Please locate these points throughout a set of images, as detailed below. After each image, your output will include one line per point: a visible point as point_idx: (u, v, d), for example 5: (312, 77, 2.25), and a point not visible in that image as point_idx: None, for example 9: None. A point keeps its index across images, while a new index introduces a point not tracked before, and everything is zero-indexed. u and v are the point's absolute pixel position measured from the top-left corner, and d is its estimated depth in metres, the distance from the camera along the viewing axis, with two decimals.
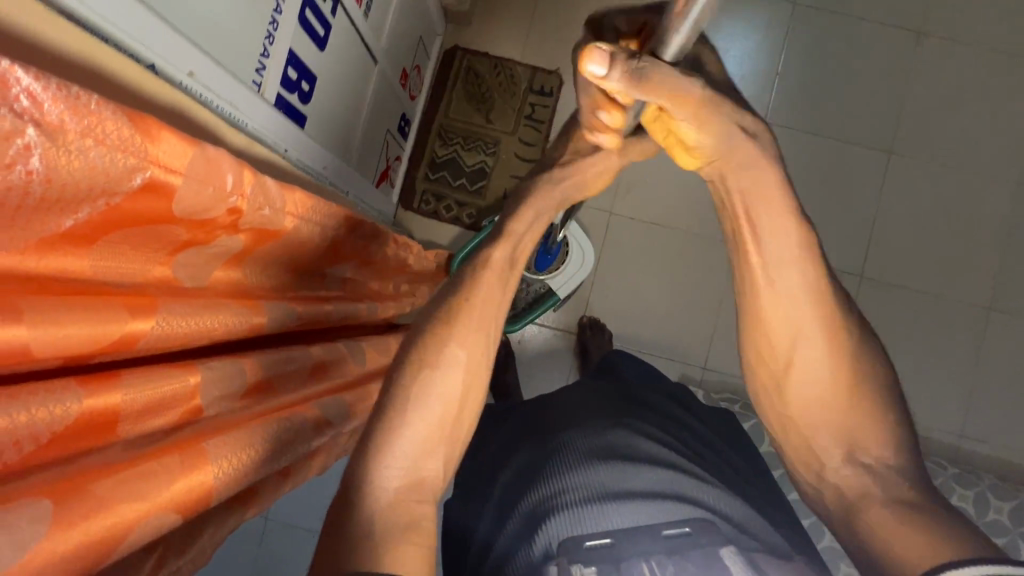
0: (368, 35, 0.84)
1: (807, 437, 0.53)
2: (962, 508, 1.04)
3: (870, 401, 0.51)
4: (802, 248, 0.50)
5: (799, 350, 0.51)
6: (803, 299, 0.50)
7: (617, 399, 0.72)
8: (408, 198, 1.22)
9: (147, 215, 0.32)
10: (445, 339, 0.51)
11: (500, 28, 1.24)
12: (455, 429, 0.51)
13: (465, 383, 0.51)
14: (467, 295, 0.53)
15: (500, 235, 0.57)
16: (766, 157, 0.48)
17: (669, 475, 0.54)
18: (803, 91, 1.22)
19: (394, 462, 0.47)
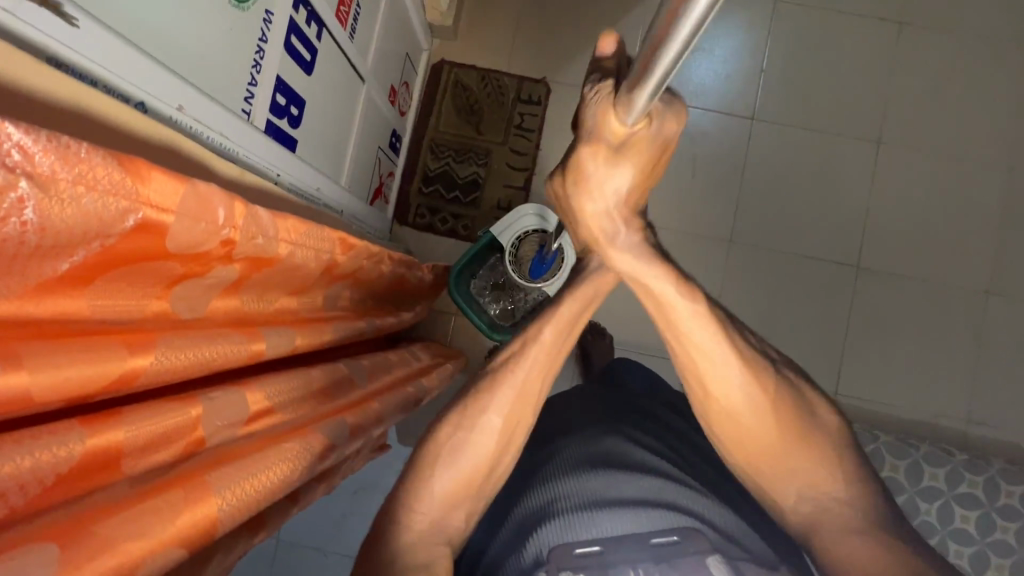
0: (354, 55, 0.85)
1: (758, 480, 0.54)
2: (974, 494, 1.03)
3: (812, 439, 0.52)
4: (698, 312, 0.52)
5: (724, 406, 0.53)
6: (716, 358, 0.52)
7: (618, 410, 0.72)
8: (403, 213, 1.23)
9: (141, 253, 0.32)
10: (485, 407, 0.53)
11: (486, 40, 1.25)
12: (483, 483, 0.52)
13: (497, 445, 0.53)
14: (513, 367, 0.54)
15: (552, 306, 0.57)
16: (627, 248, 0.54)
17: (660, 485, 0.54)
18: (790, 87, 1.22)
19: (421, 510, 0.49)
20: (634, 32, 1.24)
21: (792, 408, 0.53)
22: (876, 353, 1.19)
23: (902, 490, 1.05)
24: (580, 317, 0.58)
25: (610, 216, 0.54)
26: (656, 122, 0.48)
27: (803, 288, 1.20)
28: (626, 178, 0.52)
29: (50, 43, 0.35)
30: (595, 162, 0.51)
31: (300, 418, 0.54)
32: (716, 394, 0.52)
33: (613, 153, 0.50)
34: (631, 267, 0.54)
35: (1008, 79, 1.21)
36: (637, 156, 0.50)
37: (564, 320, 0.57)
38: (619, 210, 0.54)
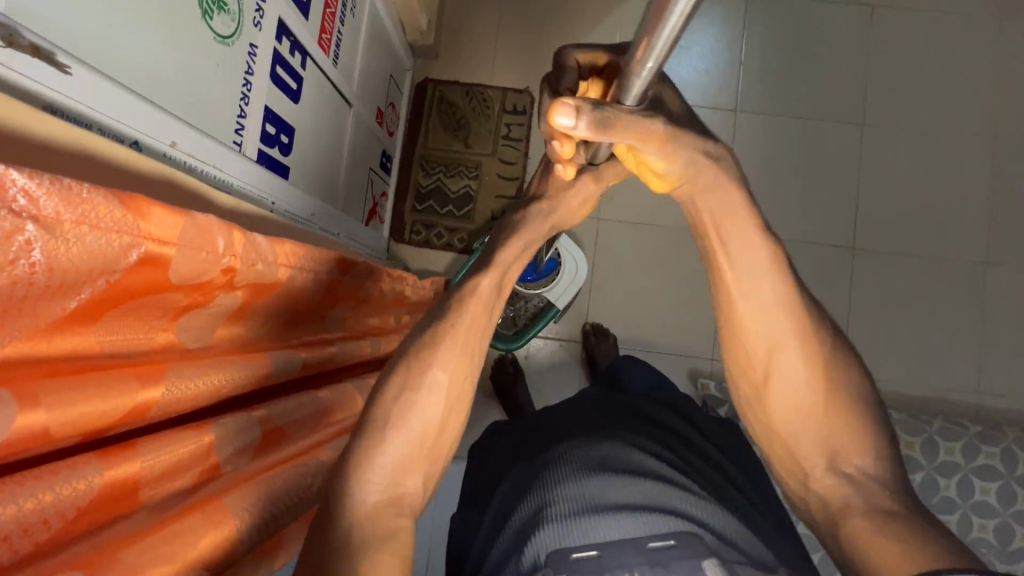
0: (339, 80, 0.87)
1: (790, 444, 0.53)
2: (991, 466, 1.03)
3: (858, 417, 0.51)
4: (775, 271, 0.51)
5: (784, 362, 0.51)
6: (784, 316, 0.51)
7: (620, 414, 0.72)
8: (398, 231, 1.24)
9: (146, 286, 0.33)
10: (430, 362, 0.52)
11: (467, 56, 1.27)
12: (435, 448, 0.51)
13: (447, 402, 0.52)
14: (453, 321, 0.54)
15: (489, 258, 0.59)
16: (728, 180, 0.51)
17: (658, 489, 0.55)
18: (770, 77, 1.24)
19: (375, 480, 0.48)
20: (612, 36, 1.26)
21: (848, 383, 0.52)
22: (880, 332, 1.19)
23: (920, 468, 1.04)
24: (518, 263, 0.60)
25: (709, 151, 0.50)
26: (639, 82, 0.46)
27: (801, 273, 1.20)
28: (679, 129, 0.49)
29: (42, 86, 0.36)
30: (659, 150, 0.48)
31: (309, 438, 0.55)
32: (772, 350, 0.52)
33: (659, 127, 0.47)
34: (721, 212, 0.51)
35: (984, 52, 1.23)
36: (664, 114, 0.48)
37: (501, 271, 0.58)
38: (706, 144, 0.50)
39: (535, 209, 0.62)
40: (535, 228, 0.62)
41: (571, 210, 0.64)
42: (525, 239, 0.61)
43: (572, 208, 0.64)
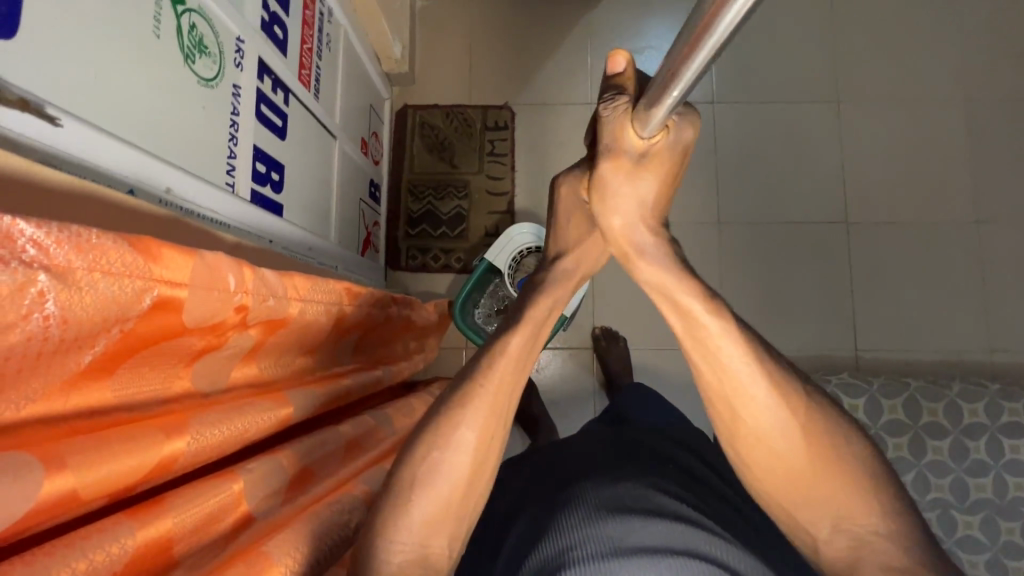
0: (322, 114, 0.87)
1: (789, 510, 0.54)
2: (1017, 422, 1.02)
3: (845, 463, 0.52)
4: (731, 334, 0.53)
5: (754, 425, 0.54)
6: (746, 376, 0.53)
7: (629, 451, 0.73)
8: (394, 259, 1.23)
9: (161, 332, 0.32)
10: (457, 422, 0.51)
11: (443, 78, 1.28)
12: (461, 506, 0.52)
13: (472, 464, 0.51)
14: (479, 382, 0.53)
15: (518, 316, 0.57)
16: (655, 260, 0.57)
17: (677, 530, 0.55)
18: (742, 65, 1.26)
19: (399, 541, 0.48)
20: (583, 44, 1.28)
21: (827, 437, 0.53)
22: (887, 303, 1.19)
23: (947, 433, 1.03)
24: (548, 322, 0.59)
25: (638, 227, 0.57)
26: (673, 132, 0.53)
27: (801, 253, 1.21)
28: (648, 190, 0.56)
29: (23, 130, 0.35)
30: (618, 177, 0.55)
31: (337, 475, 0.53)
32: (746, 417, 0.54)
33: (634, 165, 0.54)
34: (658, 282, 0.56)
35: (944, 18, 1.27)
36: (656, 166, 0.55)
37: (530, 328, 0.56)
38: (644, 222, 0.57)
39: (557, 263, 0.63)
40: (561, 290, 0.61)
41: (587, 262, 0.65)
42: (554, 297, 0.60)
43: (588, 259, 0.65)
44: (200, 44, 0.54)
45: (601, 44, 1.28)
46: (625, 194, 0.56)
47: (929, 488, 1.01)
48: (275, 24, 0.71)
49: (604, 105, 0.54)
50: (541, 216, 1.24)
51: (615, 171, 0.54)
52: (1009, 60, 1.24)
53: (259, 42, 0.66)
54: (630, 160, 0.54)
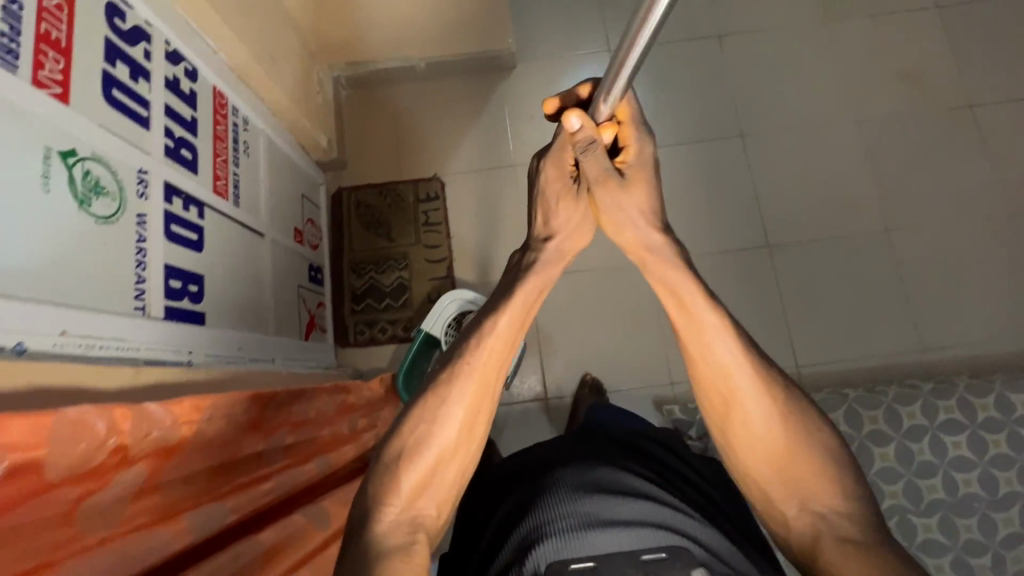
0: (244, 217, 0.91)
1: (760, 479, 0.60)
2: (954, 419, 1.06)
3: (814, 451, 0.59)
4: (725, 333, 0.61)
5: (739, 392, 0.60)
6: (736, 365, 0.60)
7: (615, 446, 0.82)
8: (343, 336, 1.26)
9: (24, 492, 0.36)
10: (448, 399, 0.59)
11: (373, 158, 1.35)
12: (446, 473, 0.59)
13: (460, 435, 0.60)
14: (468, 360, 0.61)
15: (505, 299, 0.64)
16: (666, 255, 0.64)
17: (649, 507, 0.62)
18: (650, 113, 1.36)
19: (391, 504, 0.56)
20: (501, 111, 1.37)
21: (799, 417, 0.60)
22: (819, 316, 1.24)
23: (891, 438, 1.06)
24: (534, 301, 0.66)
25: (649, 231, 0.65)
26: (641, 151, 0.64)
27: (729, 280, 1.27)
28: (643, 201, 0.65)
29: None
30: (617, 195, 0.64)
31: None
32: (727, 385, 0.61)
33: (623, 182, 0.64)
34: (664, 278, 0.64)
35: (825, 49, 1.38)
36: (641, 182, 0.65)
37: (516, 309, 0.64)
38: (653, 225, 0.65)
39: (546, 245, 0.68)
40: (550, 270, 0.68)
41: (568, 245, 0.70)
42: (541, 276, 0.67)
43: (568, 242, 0.70)
44: (97, 186, 0.59)
45: (521, 107, 1.37)
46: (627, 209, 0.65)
47: (884, 496, 1.03)
48: (182, 147, 0.76)
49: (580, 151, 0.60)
50: (480, 276, 1.29)
51: (610, 190, 0.63)
52: (890, 78, 1.36)
53: (164, 169, 0.71)
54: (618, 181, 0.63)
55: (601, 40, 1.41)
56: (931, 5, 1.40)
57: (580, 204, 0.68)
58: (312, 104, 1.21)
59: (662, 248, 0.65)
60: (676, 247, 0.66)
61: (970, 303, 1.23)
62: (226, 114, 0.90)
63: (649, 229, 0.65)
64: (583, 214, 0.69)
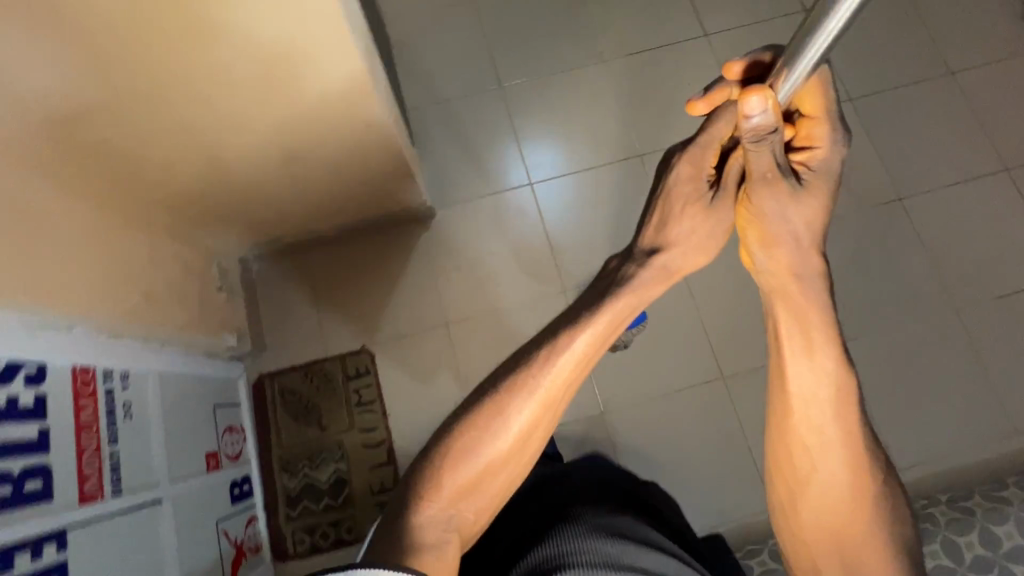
0: (129, 499, 0.80)
1: (807, 527, 0.67)
2: (943, 565, 0.99)
3: (880, 532, 0.64)
4: (833, 391, 0.64)
5: (822, 431, 0.65)
6: (831, 425, 0.65)
7: (642, 509, 0.86)
8: (282, 548, 1.14)
9: None
10: (509, 408, 0.62)
11: (294, 336, 1.24)
12: (495, 472, 0.63)
13: (512, 446, 0.63)
14: (535, 367, 0.62)
15: (584, 317, 0.64)
16: (815, 291, 0.64)
17: (660, 557, 0.69)
18: (581, 244, 1.32)
19: (434, 500, 0.61)
20: (428, 259, 1.30)
21: (877, 489, 0.65)
22: None
23: None
24: (612, 321, 0.65)
25: (807, 247, 0.65)
26: (821, 156, 0.66)
27: (686, 424, 1.24)
28: (811, 211, 0.65)
29: None
30: (783, 197, 0.64)
31: None
32: (817, 423, 0.65)
33: (796, 187, 0.65)
34: (806, 314, 0.64)
35: None
36: (818, 188, 0.66)
37: (593, 336, 0.63)
38: (812, 240, 0.65)
39: (651, 260, 0.67)
40: (654, 288, 0.67)
41: (677, 263, 0.68)
42: (639, 294, 0.66)
43: (672, 263, 0.68)
44: None
45: (470, 192, 1.35)
46: (792, 213, 0.65)
47: None
48: (25, 480, 0.65)
49: (753, 140, 0.61)
50: None
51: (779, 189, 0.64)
52: None
53: None
54: (792, 182, 0.64)
55: (522, 174, 1.36)
56: (847, 97, 1.38)
57: (706, 212, 0.68)
58: (209, 310, 1.09)
59: (815, 281, 0.64)
60: (827, 288, 0.65)
61: (932, 414, 1.21)
62: (92, 390, 0.78)
63: (808, 253, 0.65)
64: (720, 223, 0.69)
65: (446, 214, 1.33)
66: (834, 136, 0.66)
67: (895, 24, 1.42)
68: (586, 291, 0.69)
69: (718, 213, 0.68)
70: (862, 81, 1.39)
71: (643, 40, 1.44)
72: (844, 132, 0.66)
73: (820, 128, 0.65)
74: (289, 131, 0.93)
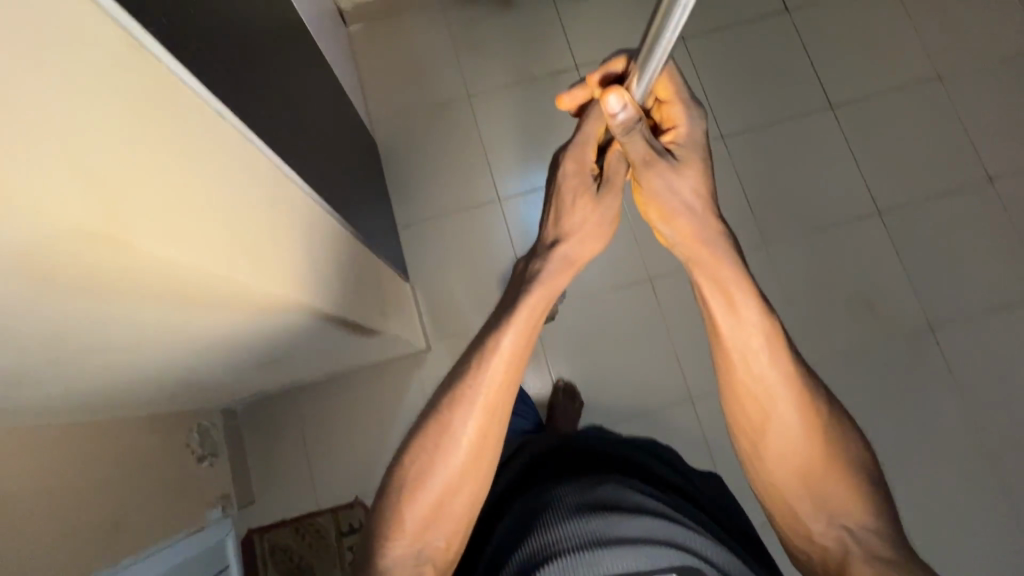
0: None
1: (773, 480, 0.61)
2: None
3: (847, 461, 0.59)
4: (767, 341, 0.58)
5: (761, 371, 0.58)
6: (774, 374, 0.58)
7: (606, 460, 0.79)
8: None
9: None
10: (453, 425, 0.60)
11: (284, 486, 1.18)
12: (453, 487, 0.60)
13: (467, 459, 0.60)
14: (467, 381, 0.60)
15: (506, 314, 0.61)
16: (722, 249, 0.57)
17: (656, 524, 0.59)
18: (585, 379, 1.27)
19: (399, 535, 0.59)
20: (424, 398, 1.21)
21: (827, 413, 0.60)
22: None
23: None
24: (542, 312, 0.62)
25: (704, 217, 0.57)
26: (687, 135, 0.59)
27: None
28: (695, 182, 0.57)
29: None
30: (665, 175, 0.56)
31: None
32: (753, 374, 0.58)
33: (674, 164, 0.57)
34: (715, 271, 0.57)
35: (772, 277, 1.25)
36: (693, 164, 0.58)
37: (523, 328, 0.60)
38: (706, 211, 0.58)
39: (554, 253, 0.62)
40: (562, 280, 0.62)
41: (586, 253, 0.63)
42: (549, 286, 0.61)
43: (586, 249, 0.63)
44: None
45: (469, 286, 1.27)
46: (675, 196, 0.57)
47: None
48: None
49: (622, 128, 0.54)
50: None
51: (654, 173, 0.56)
52: (840, 305, 1.24)
53: None
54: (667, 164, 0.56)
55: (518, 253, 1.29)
56: (875, 210, 1.28)
57: (596, 203, 0.63)
58: (186, 497, 1.01)
59: (721, 242, 0.57)
60: (733, 244, 0.58)
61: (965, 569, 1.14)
62: None
63: (707, 218, 0.57)
64: (606, 218, 0.63)
65: (447, 311, 1.26)
66: (694, 116, 0.59)
67: (929, 126, 1.31)
68: (512, 282, 0.65)
69: (604, 202, 0.62)
70: (893, 193, 1.28)
71: None
72: (702, 110, 0.60)
73: (678, 109, 0.59)
74: (257, 355, 0.81)
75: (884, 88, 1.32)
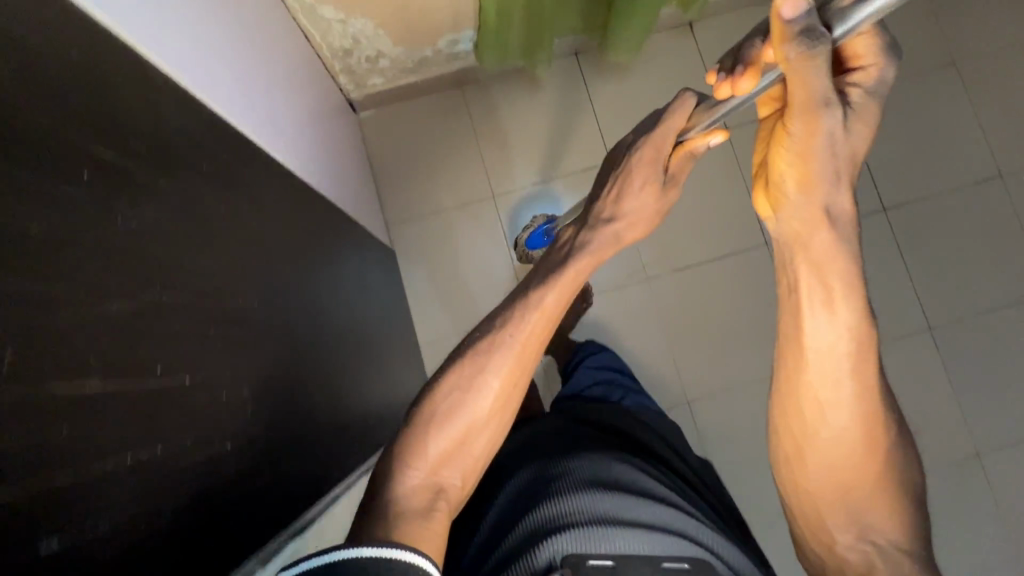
0: None
1: (809, 484, 0.55)
2: None
3: (895, 474, 0.53)
4: (855, 343, 0.49)
5: (824, 360, 0.50)
6: (848, 375, 0.50)
7: (622, 445, 0.73)
8: None
9: None
10: (486, 369, 0.54)
11: None
12: (477, 435, 0.53)
13: (497, 409, 0.54)
14: (509, 328, 0.56)
15: (554, 272, 0.59)
16: (847, 223, 0.48)
17: (667, 511, 0.56)
18: None
19: (415, 467, 0.50)
20: None
21: (895, 434, 0.53)
22: None
23: None
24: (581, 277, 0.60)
25: (839, 187, 0.47)
26: (868, 85, 0.47)
27: None
28: (858, 142, 0.47)
29: None
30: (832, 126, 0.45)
31: None
32: (824, 380, 0.51)
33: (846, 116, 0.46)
34: (823, 254, 0.48)
35: None
36: (865, 121, 0.47)
37: (565, 288, 0.58)
38: (850, 174, 0.48)
39: (604, 226, 0.63)
40: (607, 250, 0.62)
41: (634, 234, 0.65)
42: (596, 254, 0.61)
43: (636, 230, 0.64)
44: None
45: None
46: (825, 154, 0.46)
47: None
48: None
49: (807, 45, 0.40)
50: None
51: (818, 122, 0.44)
52: None
53: None
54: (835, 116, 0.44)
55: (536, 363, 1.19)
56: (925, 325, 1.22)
57: (659, 193, 0.64)
58: None
59: (846, 230, 0.48)
60: (856, 237, 0.48)
61: None
62: None
63: (845, 176, 0.47)
64: (661, 209, 0.65)
65: None
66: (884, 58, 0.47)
67: (986, 233, 1.24)
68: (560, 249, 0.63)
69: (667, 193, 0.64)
70: (944, 308, 1.22)
71: (696, 250, 1.24)
72: (896, 53, 0.47)
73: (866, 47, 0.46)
74: None
75: (941, 190, 1.25)
